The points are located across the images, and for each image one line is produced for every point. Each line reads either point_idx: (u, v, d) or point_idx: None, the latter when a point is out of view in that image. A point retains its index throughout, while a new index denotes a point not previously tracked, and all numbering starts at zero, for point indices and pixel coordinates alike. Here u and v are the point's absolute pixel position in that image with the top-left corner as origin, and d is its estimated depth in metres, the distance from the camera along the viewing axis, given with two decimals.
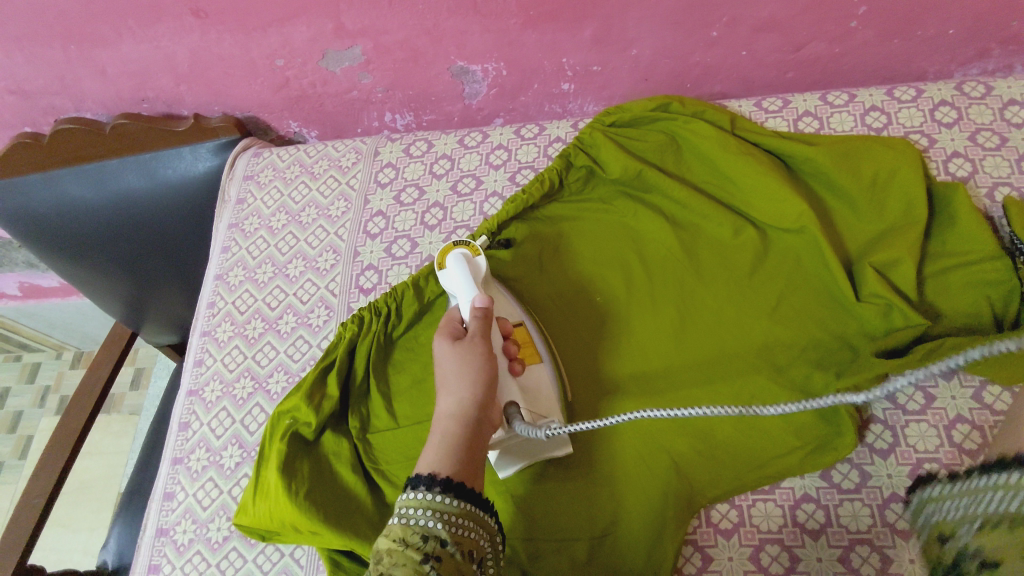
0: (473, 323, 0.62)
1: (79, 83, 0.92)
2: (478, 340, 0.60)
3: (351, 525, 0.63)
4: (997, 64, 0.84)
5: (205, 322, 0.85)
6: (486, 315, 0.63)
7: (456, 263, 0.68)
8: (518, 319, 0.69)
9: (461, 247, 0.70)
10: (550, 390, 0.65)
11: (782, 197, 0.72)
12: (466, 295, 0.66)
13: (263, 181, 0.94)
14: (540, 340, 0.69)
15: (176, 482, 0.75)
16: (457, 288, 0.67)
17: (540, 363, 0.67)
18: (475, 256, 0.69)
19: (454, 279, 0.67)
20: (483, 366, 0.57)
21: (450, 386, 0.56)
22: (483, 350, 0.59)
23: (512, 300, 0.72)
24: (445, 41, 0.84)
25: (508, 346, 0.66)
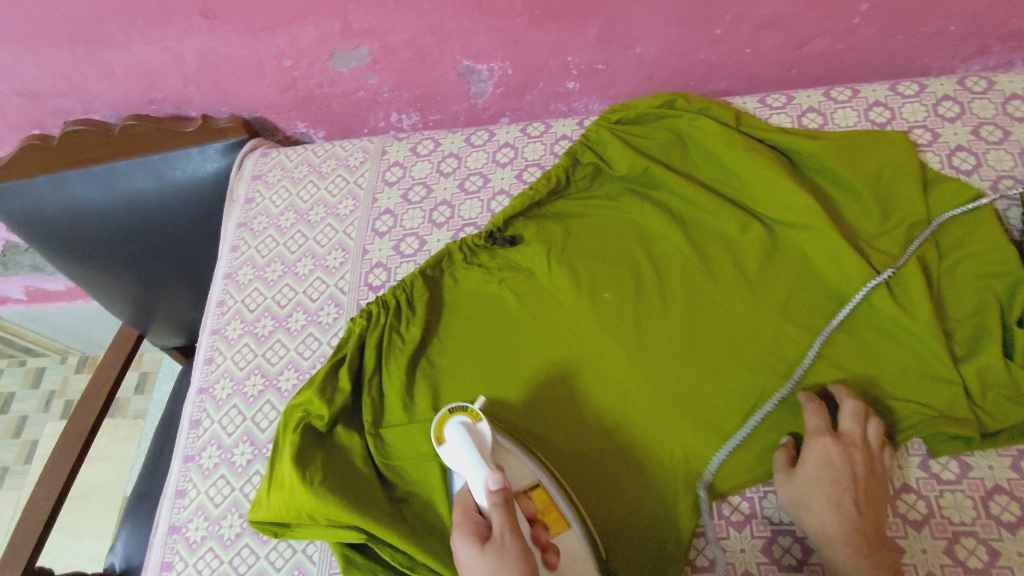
0: (496, 514, 0.55)
1: (87, 84, 0.93)
2: (508, 534, 0.54)
3: (369, 509, 0.63)
4: (998, 59, 0.85)
5: (215, 321, 0.86)
6: (506, 497, 0.57)
7: (459, 436, 0.61)
8: (535, 482, 0.63)
9: (459, 414, 0.63)
10: (587, 560, 0.60)
11: (789, 191, 0.73)
12: (477, 476, 0.59)
13: (271, 181, 0.94)
14: (562, 499, 0.63)
15: (188, 480, 0.75)
16: (465, 468, 0.60)
17: (569, 529, 0.61)
18: (476, 423, 0.63)
19: (460, 457, 0.60)
20: (519, 563, 0.52)
21: None
22: (517, 546, 0.53)
23: (523, 455, 0.65)
24: (452, 40, 0.85)
25: (535, 531, 0.59)
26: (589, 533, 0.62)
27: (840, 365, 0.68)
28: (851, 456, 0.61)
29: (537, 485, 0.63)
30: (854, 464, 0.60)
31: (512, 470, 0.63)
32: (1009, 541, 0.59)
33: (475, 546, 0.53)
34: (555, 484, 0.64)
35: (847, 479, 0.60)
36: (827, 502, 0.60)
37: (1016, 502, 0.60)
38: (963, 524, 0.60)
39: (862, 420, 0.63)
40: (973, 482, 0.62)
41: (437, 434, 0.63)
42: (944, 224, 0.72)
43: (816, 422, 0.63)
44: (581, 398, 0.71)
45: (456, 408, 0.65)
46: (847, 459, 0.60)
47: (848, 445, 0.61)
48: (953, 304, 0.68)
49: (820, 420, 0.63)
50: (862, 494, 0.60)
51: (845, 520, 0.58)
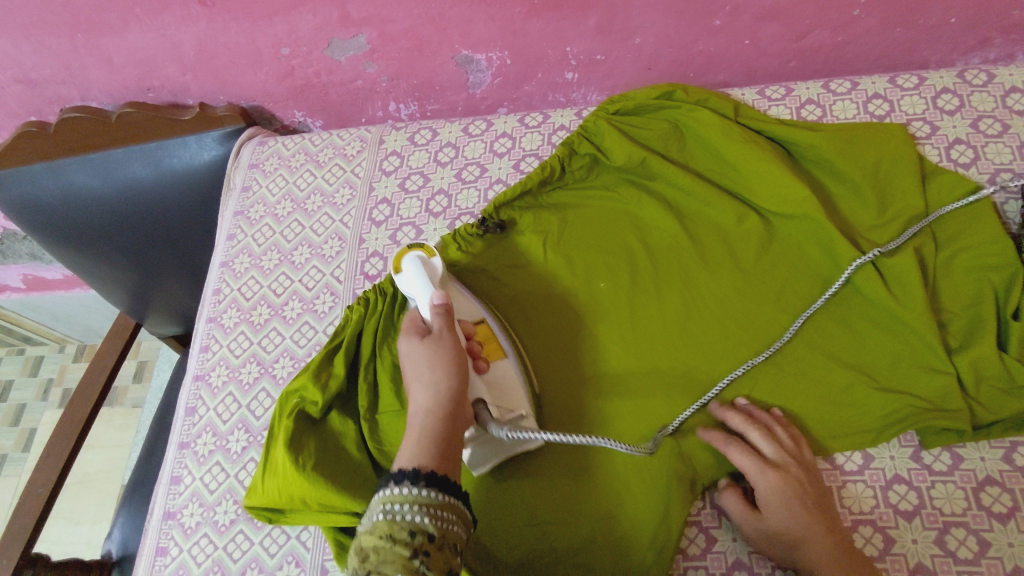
0: (436, 320, 0.63)
1: (85, 72, 0.93)
2: (445, 336, 0.62)
3: (360, 494, 0.64)
4: (999, 53, 0.85)
5: (211, 309, 0.86)
6: (448, 310, 0.64)
7: (413, 266, 0.69)
8: (480, 318, 0.70)
9: (417, 250, 0.71)
10: (518, 382, 0.67)
11: (786, 183, 0.73)
12: (424, 297, 0.67)
13: (268, 170, 0.94)
14: (501, 333, 0.70)
15: (184, 466, 0.75)
16: (415, 292, 0.68)
17: (505, 358, 0.68)
18: (431, 257, 0.70)
19: (411, 282, 0.68)
20: (451, 354, 0.60)
21: (424, 380, 0.58)
22: (451, 345, 0.61)
23: (472, 297, 0.73)
24: (450, 29, 0.84)
25: (472, 345, 0.67)
26: (524, 365, 0.70)
27: (834, 357, 0.68)
28: (793, 480, 0.61)
29: (480, 319, 0.70)
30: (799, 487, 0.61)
31: (459, 303, 0.71)
32: (1000, 532, 0.59)
33: (415, 340, 0.61)
34: (498, 323, 0.71)
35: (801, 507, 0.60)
36: (807, 536, 0.58)
37: (1007, 493, 0.60)
38: (954, 515, 0.60)
39: (771, 434, 0.64)
40: (965, 474, 0.62)
41: (395, 265, 0.71)
42: (940, 217, 0.72)
43: (747, 461, 0.63)
44: (575, 387, 0.71)
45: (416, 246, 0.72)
46: (794, 485, 0.61)
47: (781, 467, 0.62)
48: (948, 295, 0.68)
49: (748, 458, 0.63)
50: (816, 512, 0.60)
51: (835, 547, 0.58)
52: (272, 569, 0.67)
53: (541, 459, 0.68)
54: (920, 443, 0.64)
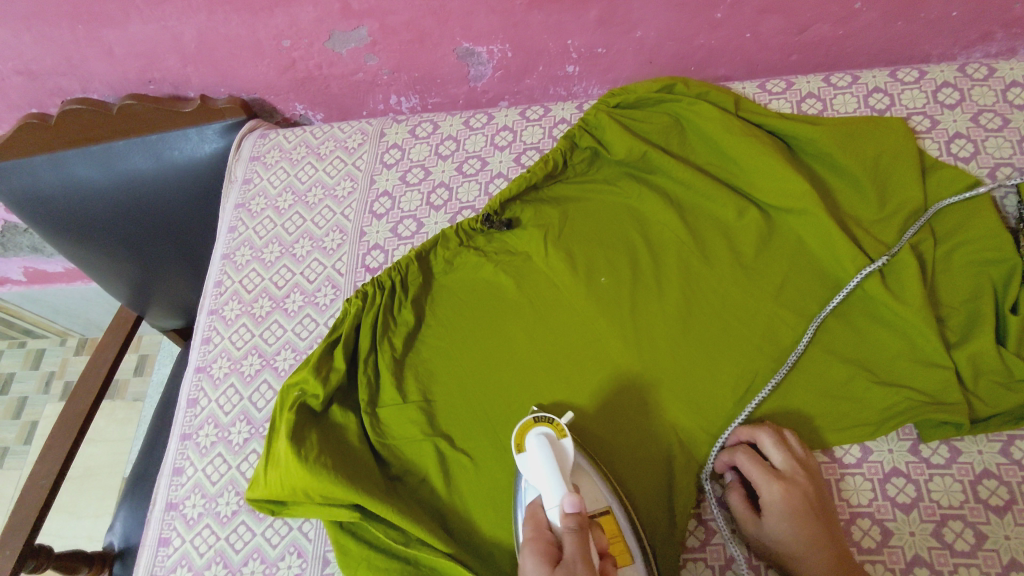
0: (568, 538, 0.52)
1: (86, 64, 0.93)
2: (581, 564, 0.50)
3: (362, 484, 0.64)
4: (1000, 47, 0.85)
5: (213, 301, 0.86)
6: (580, 524, 0.53)
7: (540, 448, 0.60)
8: (606, 509, 0.61)
9: (543, 425, 0.62)
10: None
11: (787, 177, 0.73)
12: (552, 494, 0.57)
13: (269, 162, 0.94)
14: (631, 533, 0.61)
15: (186, 458, 0.76)
16: (542, 484, 0.59)
17: (632, 565, 0.59)
18: (560, 438, 0.62)
19: (539, 474, 0.59)
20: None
21: None
22: (588, 574, 0.51)
23: (599, 480, 0.63)
24: (451, 22, 0.84)
25: (604, 562, 0.56)
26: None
27: (833, 350, 0.69)
28: (803, 490, 0.61)
29: (606, 510, 0.61)
30: (807, 497, 0.60)
31: (586, 489, 0.62)
32: (997, 525, 0.59)
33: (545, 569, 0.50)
34: (625, 514, 0.62)
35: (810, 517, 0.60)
36: (806, 545, 0.59)
37: (1004, 487, 0.61)
38: (951, 507, 0.61)
39: (784, 444, 0.63)
40: (963, 467, 0.62)
41: (517, 440, 0.63)
42: (939, 211, 0.72)
43: (756, 471, 0.63)
44: (576, 381, 0.71)
45: (541, 417, 0.64)
46: (802, 495, 0.60)
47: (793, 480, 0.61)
48: (946, 291, 0.69)
49: (757, 467, 0.63)
50: (821, 519, 0.60)
51: (831, 559, 0.58)
52: (274, 560, 0.68)
53: None
54: (918, 436, 0.64)
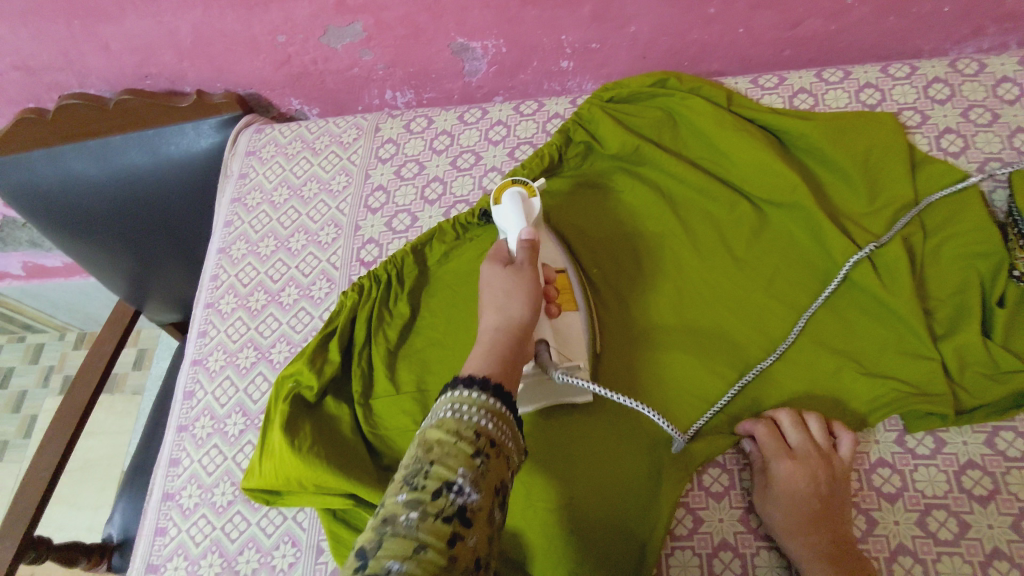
0: (521, 252, 0.63)
1: (82, 59, 0.93)
2: (528, 271, 0.61)
3: (357, 472, 0.65)
4: (992, 42, 0.85)
5: (209, 295, 0.87)
6: (533, 247, 0.64)
7: (511, 203, 0.68)
8: (562, 268, 0.72)
9: (518, 185, 0.70)
10: (583, 339, 0.68)
11: (777, 171, 0.74)
12: (515, 229, 0.68)
13: (265, 157, 0.95)
14: (579, 288, 0.72)
15: (182, 449, 0.77)
16: (507, 223, 0.69)
17: (576, 311, 0.69)
18: (531, 197, 0.69)
19: (507, 218, 0.69)
20: (530, 285, 0.60)
21: (500, 305, 0.58)
22: (530, 277, 0.61)
23: (559, 246, 0.75)
24: (446, 17, 0.85)
25: (548, 288, 0.69)
26: (593, 322, 0.71)
27: (822, 342, 0.69)
28: (812, 472, 0.62)
29: (562, 269, 0.72)
30: (814, 479, 0.62)
31: (546, 250, 0.72)
32: (980, 514, 0.60)
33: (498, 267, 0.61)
34: (577, 277, 0.73)
35: (810, 498, 0.61)
36: (803, 523, 0.60)
37: (988, 477, 0.62)
38: (935, 497, 0.62)
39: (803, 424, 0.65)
40: (948, 457, 0.63)
41: (495, 196, 0.71)
42: (929, 205, 0.72)
43: (772, 444, 0.64)
44: None
45: (518, 181, 0.72)
46: (808, 477, 0.61)
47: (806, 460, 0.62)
48: (935, 283, 0.69)
49: (775, 442, 0.64)
50: (823, 502, 0.61)
51: (826, 542, 0.59)
52: (269, 549, 0.69)
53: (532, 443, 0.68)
54: (904, 428, 0.65)
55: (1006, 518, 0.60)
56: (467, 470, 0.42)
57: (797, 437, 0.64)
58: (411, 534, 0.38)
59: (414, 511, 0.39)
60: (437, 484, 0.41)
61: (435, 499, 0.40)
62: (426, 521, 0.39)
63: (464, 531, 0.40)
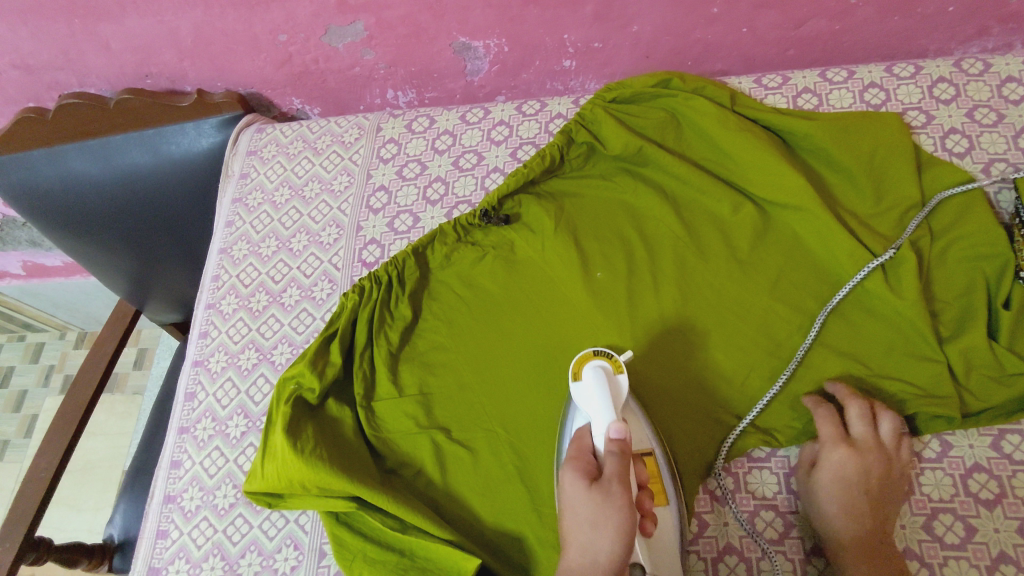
0: (609, 463, 0.56)
1: (82, 58, 0.93)
2: (618, 490, 0.54)
3: (359, 475, 0.65)
4: (997, 42, 0.85)
5: (210, 295, 0.86)
6: (623, 450, 0.57)
7: (594, 378, 0.62)
8: (649, 451, 0.63)
9: (601, 358, 0.64)
10: (675, 545, 0.60)
11: (782, 172, 0.73)
12: (602, 421, 0.60)
13: (266, 156, 0.94)
14: (668, 476, 0.63)
15: (183, 451, 0.76)
16: (592, 409, 0.61)
17: (667, 505, 0.62)
18: (616, 372, 0.63)
19: (591, 400, 0.61)
20: (619, 515, 0.53)
21: (584, 539, 0.53)
22: (623, 500, 0.54)
23: (646, 424, 0.65)
24: (448, 16, 0.84)
25: (642, 497, 0.60)
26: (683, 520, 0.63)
27: (827, 344, 0.69)
28: (866, 463, 0.61)
29: (648, 452, 0.63)
30: (868, 470, 0.61)
31: (635, 432, 0.64)
32: (986, 519, 0.60)
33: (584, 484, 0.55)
34: (665, 458, 0.64)
35: (861, 491, 0.61)
36: (844, 509, 0.60)
37: (995, 480, 0.61)
38: (941, 501, 0.61)
39: (872, 418, 0.64)
40: (953, 461, 0.63)
41: (573, 369, 0.64)
42: (936, 206, 0.72)
43: (829, 430, 0.64)
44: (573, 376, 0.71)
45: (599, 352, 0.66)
46: (862, 468, 0.61)
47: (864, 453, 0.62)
48: (940, 284, 0.69)
49: (833, 428, 0.64)
50: (874, 496, 0.61)
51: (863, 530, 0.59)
52: (271, 552, 0.69)
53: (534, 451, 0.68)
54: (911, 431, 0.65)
55: (1013, 522, 0.59)
56: None
57: (862, 430, 0.63)
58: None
59: None
60: None
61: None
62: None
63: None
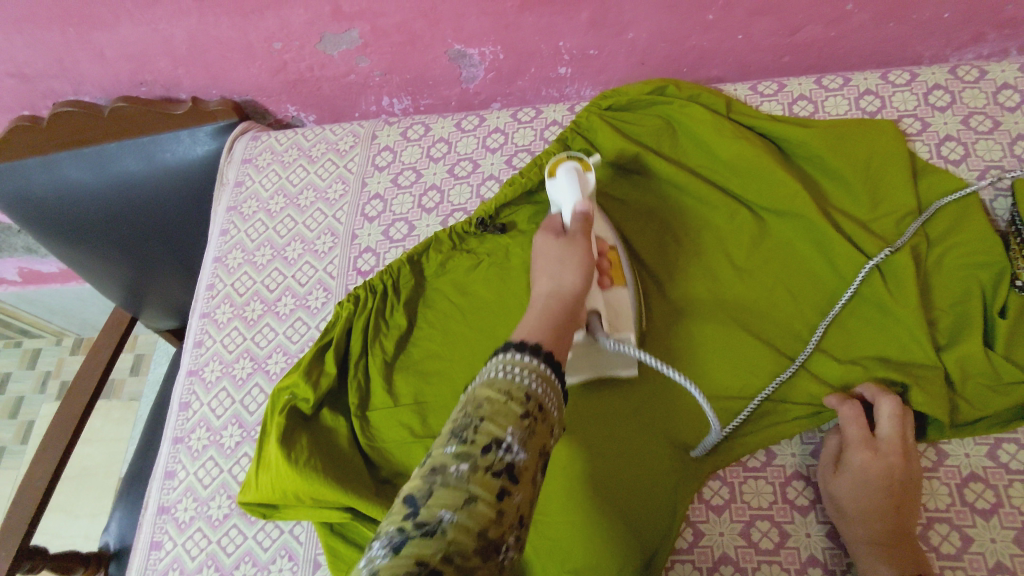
0: (574, 224, 0.62)
1: (77, 66, 0.92)
2: (580, 238, 0.60)
3: (353, 485, 0.64)
4: (992, 48, 0.85)
5: (204, 304, 0.86)
6: (587, 220, 0.63)
7: (567, 176, 0.66)
8: (613, 244, 0.71)
9: (574, 160, 0.69)
10: (631, 312, 0.67)
11: (778, 180, 0.73)
12: (569, 204, 0.65)
13: (261, 164, 0.94)
14: (627, 266, 0.72)
15: (177, 461, 0.76)
16: (562, 194, 0.66)
17: (625, 288, 0.69)
18: (586, 171, 0.68)
19: (562, 188, 0.66)
20: (582, 254, 0.58)
21: (552, 271, 0.57)
22: (584, 245, 0.59)
23: (609, 224, 0.74)
24: (443, 24, 0.84)
25: (603, 262, 0.69)
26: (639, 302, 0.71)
27: (823, 352, 0.69)
28: (889, 465, 0.60)
29: (612, 247, 0.71)
30: (890, 472, 0.60)
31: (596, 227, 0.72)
32: (983, 528, 0.60)
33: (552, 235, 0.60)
34: (626, 257, 0.72)
35: (884, 492, 0.59)
36: (866, 509, 0.59)
37: (991, 490, 0.61)
38: (937, 510, 0.61)
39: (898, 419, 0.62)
40: (949, 470, 0.63)
41: (551, 169, 0.70)
42: (936, 210, 0.72)
43: (855, 430, 0.62)
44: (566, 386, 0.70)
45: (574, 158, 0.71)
46: (885, 469, 0.60)
47: (888, 453, 0.60)
48: (936, 291, 0.69)
49: (859, 427, 0.62)
50: (896, 498, 0.59)
51: (883, 531, 0.58)
52: (265, 563, 0.68)
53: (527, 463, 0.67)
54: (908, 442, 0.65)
55: (1009, 532, 0.59)
56: (516, 429, 0.41)
57: (887, 431, 0.62)
58: (461, 485, 0.37)
59: (464, 464, 0.38)
60: (485, 440, 0.39)
61: (486, 453, 0.39)
62: (476, 472, 0.38)
63: (512, 488, 0.38)
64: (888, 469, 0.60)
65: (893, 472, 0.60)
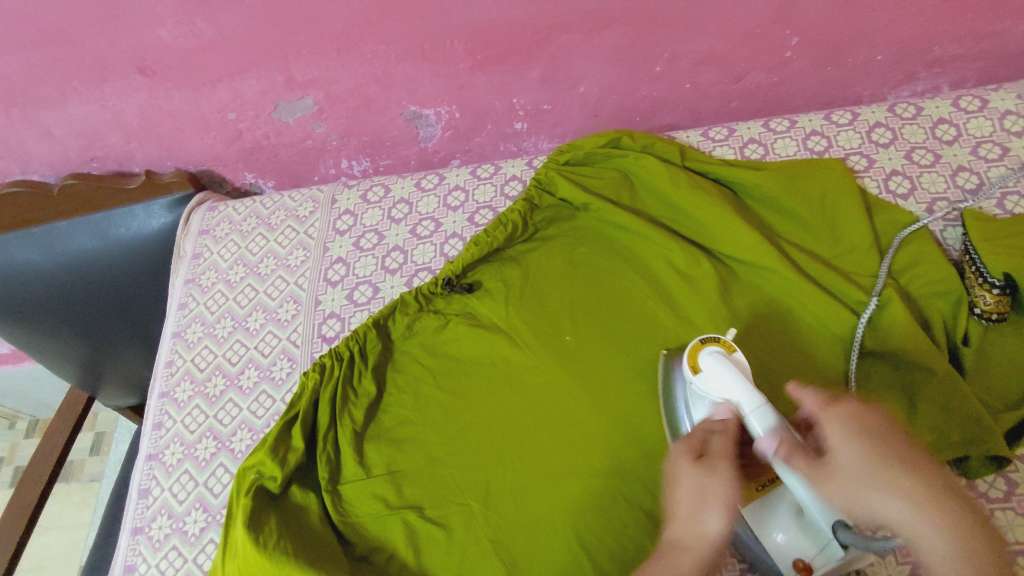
0: (715, 441, 0.52)
1: (24, 145, 0.90)
2: (724, 465, 0.50)
3: (326, 564, 0.61)
4: (925, 85, 0.89)
5: (163, 383, 0.83)
6: (728, 433, 0.54)
7: (716, 363, 0.58)
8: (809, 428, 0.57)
9: (711, 345, 0.61)
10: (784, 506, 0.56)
11: (733, 225, 0.74)
12: (742, 397, 0.55)
13: (219, 235, 0.92)
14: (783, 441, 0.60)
15: (138, 554, 0.72)
16: (725, 390, 0.56)
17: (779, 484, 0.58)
18: (731, 353, 0.60)
19: (720, 383, 0.57)
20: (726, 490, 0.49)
21: (691, 513, 0.49)
22: (729, 476, 0.50)
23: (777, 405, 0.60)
24: (396, 87, 0.85)
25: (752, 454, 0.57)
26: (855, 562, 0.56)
27: None
28: (873, 422, 0.48)
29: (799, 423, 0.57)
30: (881, 432, 0.48)
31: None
32: None
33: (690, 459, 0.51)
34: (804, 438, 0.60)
35: (888, 453, 0.46)
36: (883, 488, 0.45)
37: None
38: None
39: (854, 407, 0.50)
40: None
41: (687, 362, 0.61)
42: (900, 242, 0.73)
43: (812, 401, 0.51)
44: (544, 445, 0.68)
45: (706, 340, 0.62)
46: (873, 428, 0.48)
47: (842, 477, 0.47)
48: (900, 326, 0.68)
49: (814, 398, 0.51)
50: (905, 458, 0.46)
51: (914, 507, 0.44)
52: None
53: (507, 533, 0.64)
54: None
55: None
56: None
57: (848, 402, 0.50)
58: None
59: None
60: None
61: None
62: None
63: None
64: (873, 427, 0.48)
65: (882, 431, 0.48)
